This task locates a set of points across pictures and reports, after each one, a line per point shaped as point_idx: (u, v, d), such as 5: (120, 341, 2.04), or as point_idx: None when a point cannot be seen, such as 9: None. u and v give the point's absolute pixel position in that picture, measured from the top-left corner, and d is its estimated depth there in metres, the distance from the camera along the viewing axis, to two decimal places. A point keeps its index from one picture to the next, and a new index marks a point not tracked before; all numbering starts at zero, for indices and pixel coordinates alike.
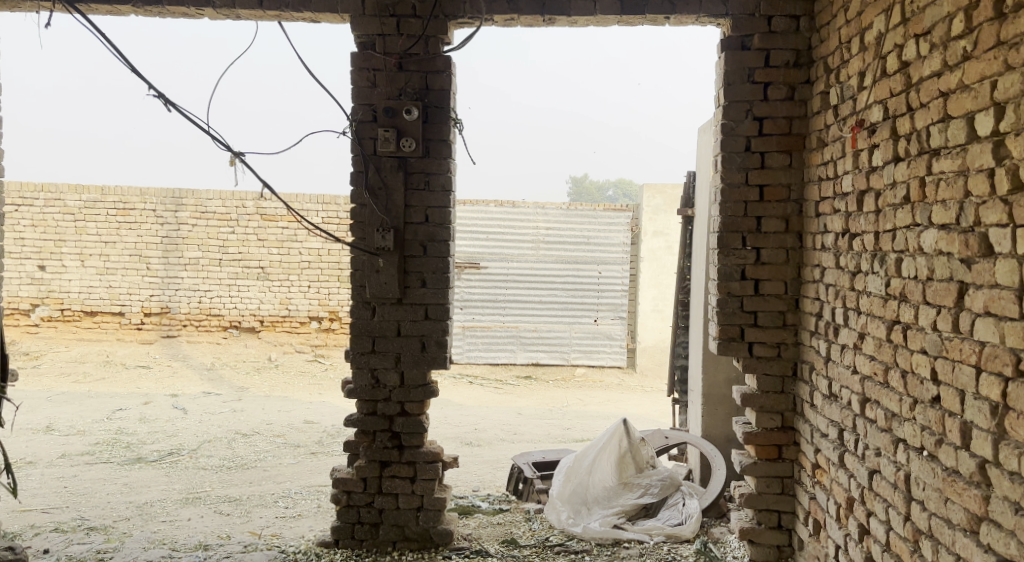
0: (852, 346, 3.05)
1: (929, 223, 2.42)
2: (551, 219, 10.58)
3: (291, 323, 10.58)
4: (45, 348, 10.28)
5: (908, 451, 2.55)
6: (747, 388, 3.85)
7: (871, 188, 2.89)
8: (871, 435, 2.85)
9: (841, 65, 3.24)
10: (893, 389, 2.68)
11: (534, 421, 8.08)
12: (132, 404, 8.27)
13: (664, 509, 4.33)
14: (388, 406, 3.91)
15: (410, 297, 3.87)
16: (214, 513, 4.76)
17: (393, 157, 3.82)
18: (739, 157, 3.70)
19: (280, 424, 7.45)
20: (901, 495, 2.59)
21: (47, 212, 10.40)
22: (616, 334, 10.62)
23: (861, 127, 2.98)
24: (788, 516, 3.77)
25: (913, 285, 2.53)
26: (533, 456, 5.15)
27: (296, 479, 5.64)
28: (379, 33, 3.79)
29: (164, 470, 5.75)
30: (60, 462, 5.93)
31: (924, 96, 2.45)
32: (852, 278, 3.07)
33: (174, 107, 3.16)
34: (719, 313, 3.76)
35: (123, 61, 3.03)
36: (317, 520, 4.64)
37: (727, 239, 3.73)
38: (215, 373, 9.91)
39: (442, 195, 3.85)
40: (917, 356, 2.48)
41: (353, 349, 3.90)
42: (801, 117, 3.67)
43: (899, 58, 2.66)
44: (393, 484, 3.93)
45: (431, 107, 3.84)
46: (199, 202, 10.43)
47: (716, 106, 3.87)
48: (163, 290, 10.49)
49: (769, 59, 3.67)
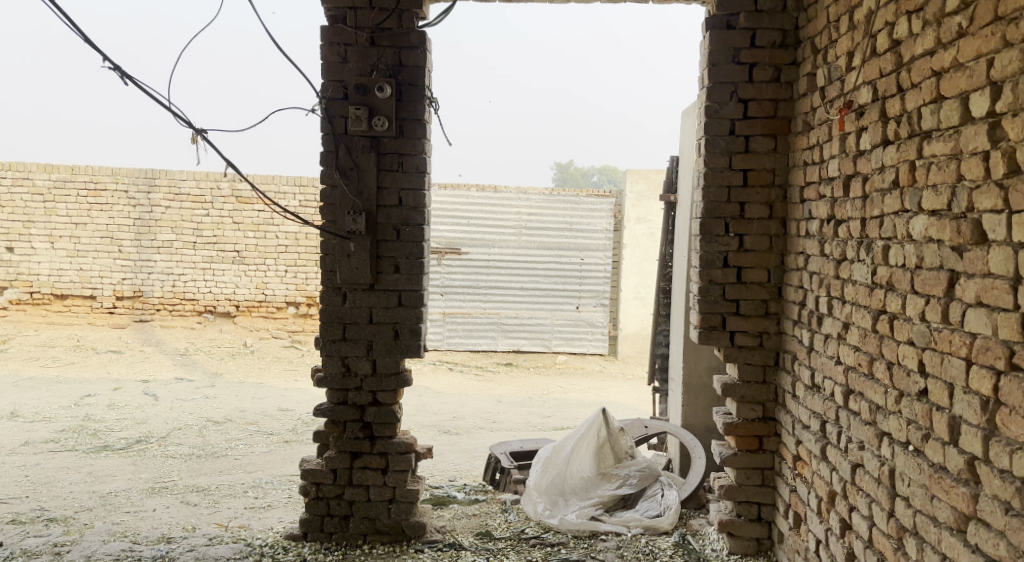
0: (836, 336, 2.96)
1: (919, 209, 2.32)
2: (533, 205, 10.43)
3: (268, 308, 10.39)
4: (13, 332, 10.04)
5: (893, 445, 2.46)
6: (729, 378, 3.76)
7: (858, 173, 2.79)
8: (854, 428, 2.76)
9: (829, 45, 3.13)
10: (878, 381, 2.59)
11: (514, 409, 7.97)
12: (102, 389, 8.08)
13: (642, 500, 4.24)
14: (359, 395, 3.78)
15: (383, 283, 3.74)
16: (181, 503, 4.62)
17: (365, 137, 3.67)
18: (723, 141, 3.59)
19: (253, 411, 7.29)
20: (884, 490, 2.51)
21: (14, 192, 10.11)
22: (598, 321, 10.54)
23: (849, 108, 2.86)
24: (768, 508, 3.69)
25: (901, 274, 2.43)
26: (511, 446, 5.05)
27: (268, 468, 5.50)
28: (350, 6, 3.63)
29: (131, 459, 5.60)
30: (23, 450, 5.75)
31: (916, 76, 2.35)
32: (837, 265, 2.97)
33: (131, 81, 3.00)
34: (700, 301, 3.66)
35: (76, 31, 2.87)
36: (288, 510, 4.52)
37: (710, 225, 3.62)
38: (189, 359, 9.72)
39: (417, 177, 3.70)
40: (903, 348, 2.39)
41: (322, 336, 3.76)
42: (787, 100, 3.56)
43: (890, 36, 2.54)
44: (364, 475, 3.81)
45: (405, 85, 3.68)
46: (173, 183, 10.20)
47: (700, 88, 3.75)
48: (136, 273, 10.26)
49: (754, 39, 3.55)
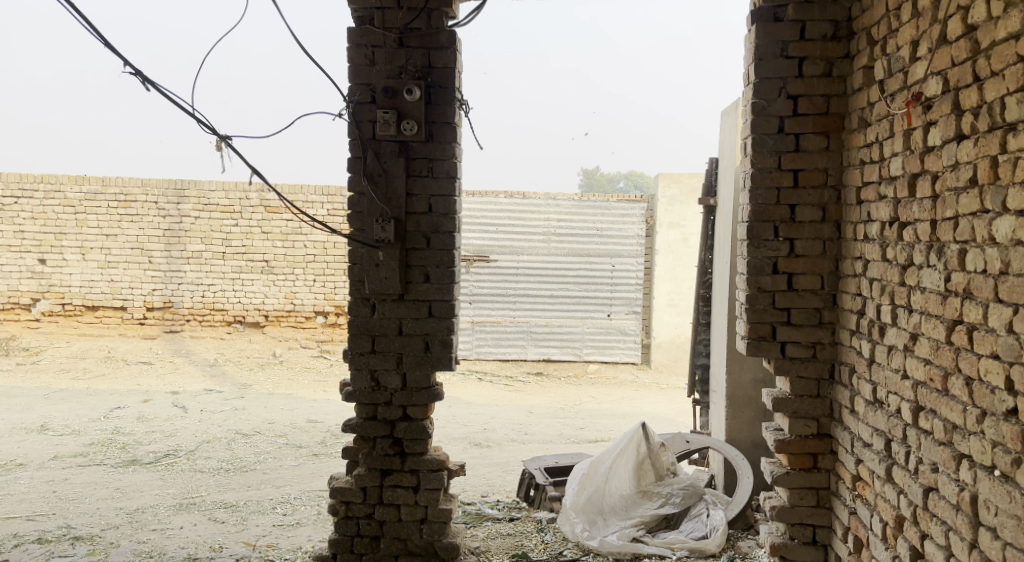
0: (902, 348, 2.74)
1: (1003, 209, 2.11)
2: (562, 211, 10.24)
3: (297, 318, 10.34)
4: (46, 344, 10.10)
5: (974, 469, 2.24)
6: (779, 392, 3.54)
7: (926, 171, 2.58)
8: (926, 449, 2.54)
9: (889, 34, 2.91)
10: (954, 397, 2.37)
11: (546, 420, 7.78)
12: (131, 401, 8.04)
13: (687, 520, 4.04)
14: (389, 410, 3.63)
15: (413, 293, 3.58)
16: (208, 521, 4.50)
17: (393, 142, 3.53)
18: (772, 140, 3.39)
19: (282, 423, 7.20)
20: (964, 518, 2.29)
21: (46, 205, 10.15)
22: (631, 329, 10.31)
23: (915, 102, 2.65)
24: (824, 531, 3.45)
25: (981, 280, 2.22)
26: (546, 461, 4.86)
27: (296, 483, 5.37)
28: (378, 6, 3.50)
29: (160, 473, 5.51)
30: (52, 465, 5.70)
31: (997, 63, 2.14)
32: (902, 271, 2.74)
33: (153, 87, 2.91)
34: (748, 310, 3.45)
35: (96, 36, 2.78)
36: (316, 528, 4.39)
37: (758, 229, 3.42)
38: (218, 370, 9.72)
39: (447, 182, 3.54)
40: (985, 362, 2.18)
41: (351, 348, 3.61)
42: (840, 95, 3.34)
43: (963, 21, 2.33)
44: (395, 493, 3.65)
45: (435, 87, 3.53)
46: (202, 194, 10.18)
47: (744, 85, 3.54)
48: (166, 284, 10.25)
49: (804, 32, 3.34)
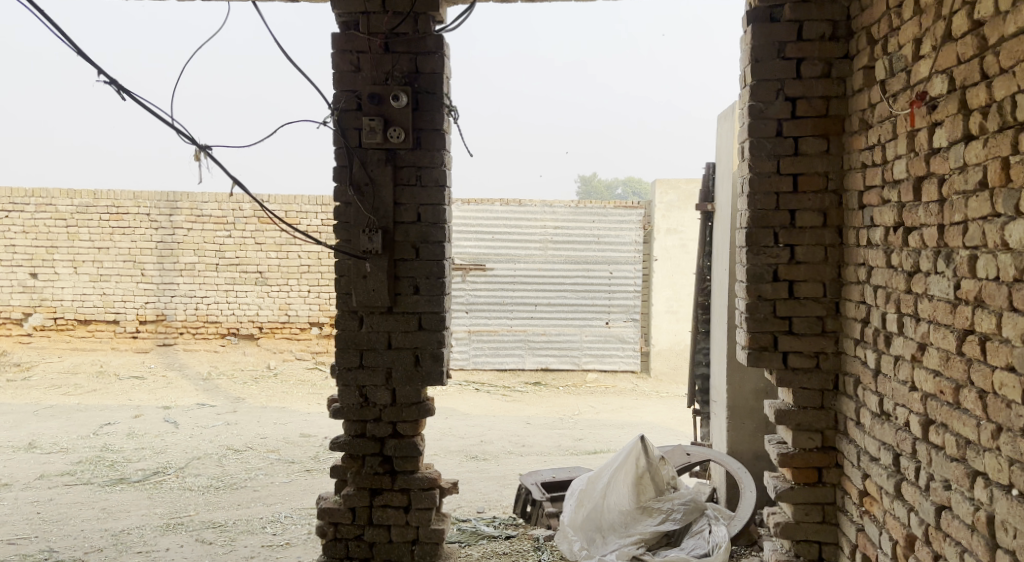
0: (909, 358, 2.62)
1: (1017, 213, 1.99)
2: (558, 218, 10.14)
3: (292, 329, 10.23)
4: (37, 359, 9.98)
5: (991, 488, 2.12)
6: (782, 404, 3.42)
7: (932, 173, 2.47)
8: (937, 464, 2.42)
9: (890, 32, 2.81)
10: (966, 411, 2.26)
11: (544, 431, 7.65)
12: (122, 417, 7.91)
13: (688, 537, 3.89)
14: (378, 427, 3.50)
15: (402, 305, 3.46)
16: (196, 542, 4.37)
17: (380, 149, 3.41)
18: (770, 144, 3.28)
19: (275, 438, 7.07)
20: (981, 540, 2.16)
21: (38, 218, 10.03)
22: (629, 337, 10.20)
23: (919, 102, 2.54)
24: (830, 548, 3.32)
25: (994, 288, 2.10)
26: (543, 476, 4.74)
27: (287, 501, 5.25)
28: (362, 11, 3.39)
29: (148, 492, 5.38)
30: (38, 484, 5.57)
31: (1007, 59, 2.03)
32: (908, 279, 2.63)
33: (128, 95, 2.82)
34: (748, 320, 3.34)
35: (68, 43, 2.69)
36: (306, 549, 4.26)
37: (757, 235, 3.31)
38: (212, 384, 9.59)
39: (436, 191, 3.43)
40: (1000, 375, 2.06)
41: (339, 364, 3.49)
42: (839, 97, 3.24)
43: (969, 17, 2.22)
44: (385, 514, 3.52)
45: (422, 93, 3.42)
46: (195, 205, 10.07)
47: (740, 87, 3.44)
48: (159, 297, 10.12)
49: (801, 32, 3.23)
